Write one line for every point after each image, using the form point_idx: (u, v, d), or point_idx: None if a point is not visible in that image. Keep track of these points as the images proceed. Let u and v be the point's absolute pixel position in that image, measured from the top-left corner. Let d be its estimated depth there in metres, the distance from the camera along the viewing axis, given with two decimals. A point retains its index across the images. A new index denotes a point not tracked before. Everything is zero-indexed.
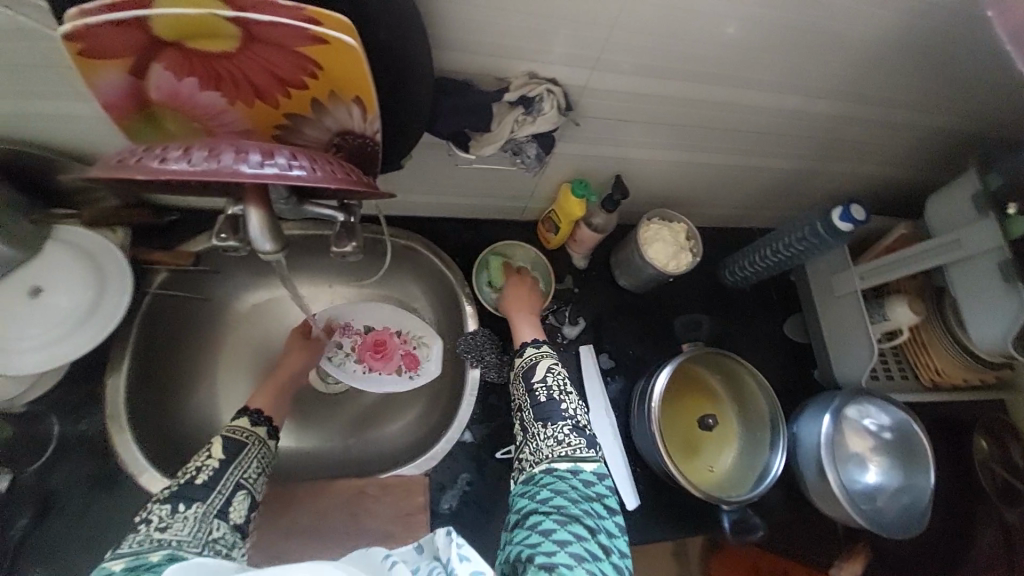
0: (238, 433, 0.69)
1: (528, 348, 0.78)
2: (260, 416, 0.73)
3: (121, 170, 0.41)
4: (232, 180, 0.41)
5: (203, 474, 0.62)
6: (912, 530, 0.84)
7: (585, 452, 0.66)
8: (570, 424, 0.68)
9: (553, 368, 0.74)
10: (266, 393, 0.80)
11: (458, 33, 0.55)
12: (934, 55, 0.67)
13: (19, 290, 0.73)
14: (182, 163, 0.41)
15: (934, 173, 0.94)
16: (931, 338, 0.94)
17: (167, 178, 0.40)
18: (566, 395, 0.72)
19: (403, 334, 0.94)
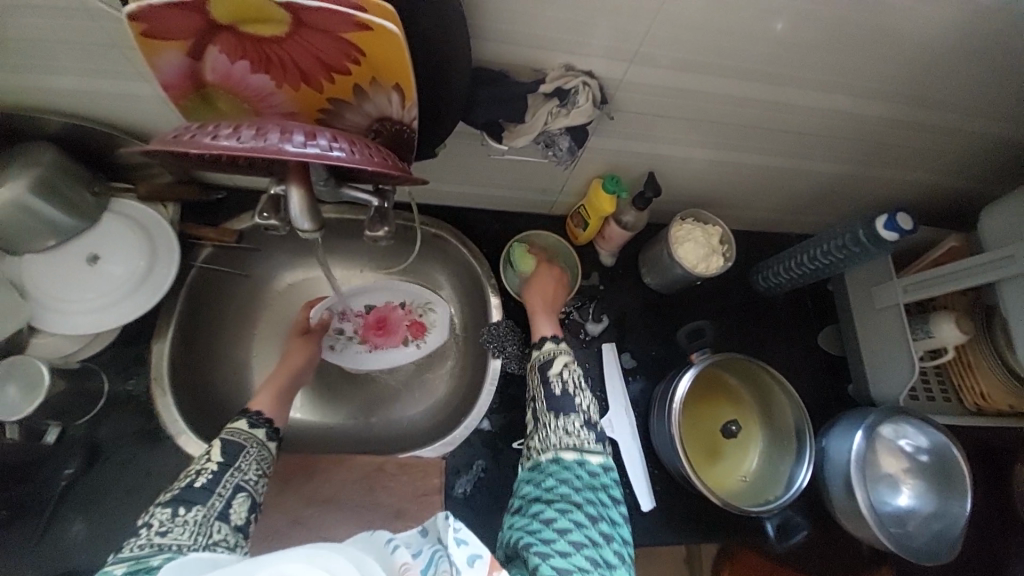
0: (237, 436, 0.67)
1: (547, 343, 0.78)
2: (259, 417, 0.71)
3: (176, 145, 0.43)
4: (277, 158, 0.43)
5: (203, 477, 0.60)
6: (940, 559, 0.80)
7: (592, 445, 0.66)
8: (581, 418, 0.68)
9: (569, 364, 0.74)
10: (272, 390, 0.79)
11: (498, 24, 0.56)
12: (1003, 55, 0.63)
13: (79, 256, 0.79)
14: (231, 140, 0.44)
15: (994, 183, 0.89)
16: (977, 360, 0.88)
17: (217, 153, 0.43)
18: (582, 391, 0.71)
19: (405, 307, 1.00)
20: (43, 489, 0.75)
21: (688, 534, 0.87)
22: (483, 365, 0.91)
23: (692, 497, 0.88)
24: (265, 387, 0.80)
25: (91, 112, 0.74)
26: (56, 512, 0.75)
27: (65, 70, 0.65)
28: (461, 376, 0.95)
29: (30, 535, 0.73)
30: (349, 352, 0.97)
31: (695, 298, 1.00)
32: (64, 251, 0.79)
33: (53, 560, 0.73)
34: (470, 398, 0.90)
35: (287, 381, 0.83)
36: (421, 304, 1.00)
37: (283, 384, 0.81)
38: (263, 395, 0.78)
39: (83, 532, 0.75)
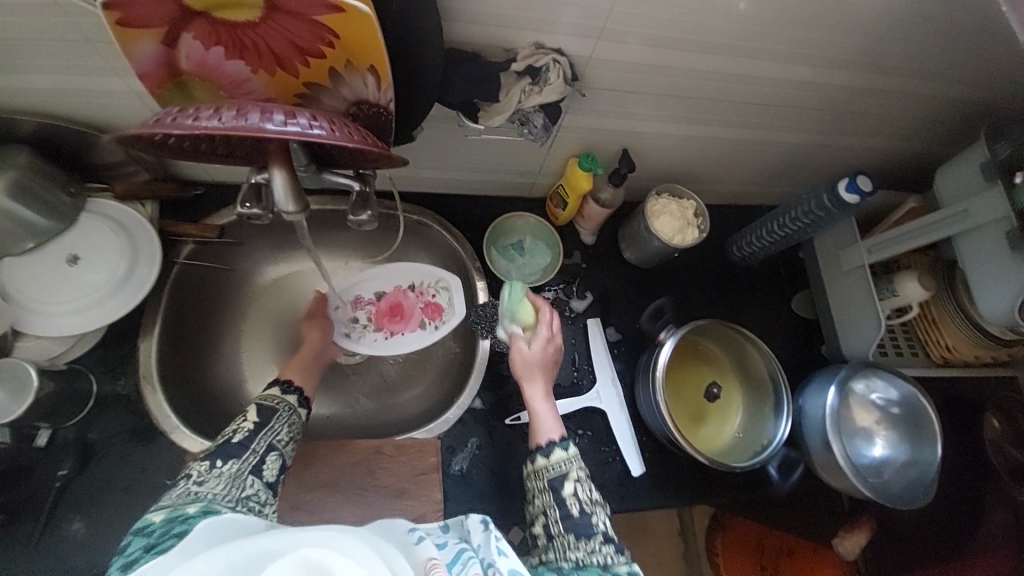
0: (270, 400, 0.73)
1: (556, 450, 0.68)
2: (290, 386, 0.77)
3: (159, 128, 0.45)
4: (258, 136, 0.45)
5: (239, 435, 0.67)
6: (916, 503, 0.84)
7: (616, 560, 0.61)
8: (603, 535, 0.62)
9: (583, 477, 0.66)
10: (294, 367, 0.83)
11: (468, 5, 0.58)
12: (948, 22, 0.67)
13: (59, 257, 0.79)
14: (214, 122, 0.45)
15: (948, 146, 0.94)
16: (941, 314, 0.93)
17: (199, 134, 0.44)
18: (598, 508, 0.64)
19: (418, 289, 0.98)
20: (38, 491, 0.75)
21: (678, 496, 0.90)
22: (472, 346, 0.93)
23: (680, 461, 0.92)
24: (295, 361, 0.84)
25: (63, 111, 0.73)
26: (55, 512, 0.75)
27: (35, 68, 0.65)
28: (451, 358, 0.97)
29: (30, 534, 0.74)
30: (367, 340, 0.96)
31: (674, 271, 1.04)
32: (44, 254, 0.79)
33: (56, 560, 0.74)
34: (462, 379, 0.92)
35: (312, 358, 0.86)
36: (434, 283, 0.97)
37: (304, 363, 0.84)
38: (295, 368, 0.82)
39: (83, 531, 0.75)
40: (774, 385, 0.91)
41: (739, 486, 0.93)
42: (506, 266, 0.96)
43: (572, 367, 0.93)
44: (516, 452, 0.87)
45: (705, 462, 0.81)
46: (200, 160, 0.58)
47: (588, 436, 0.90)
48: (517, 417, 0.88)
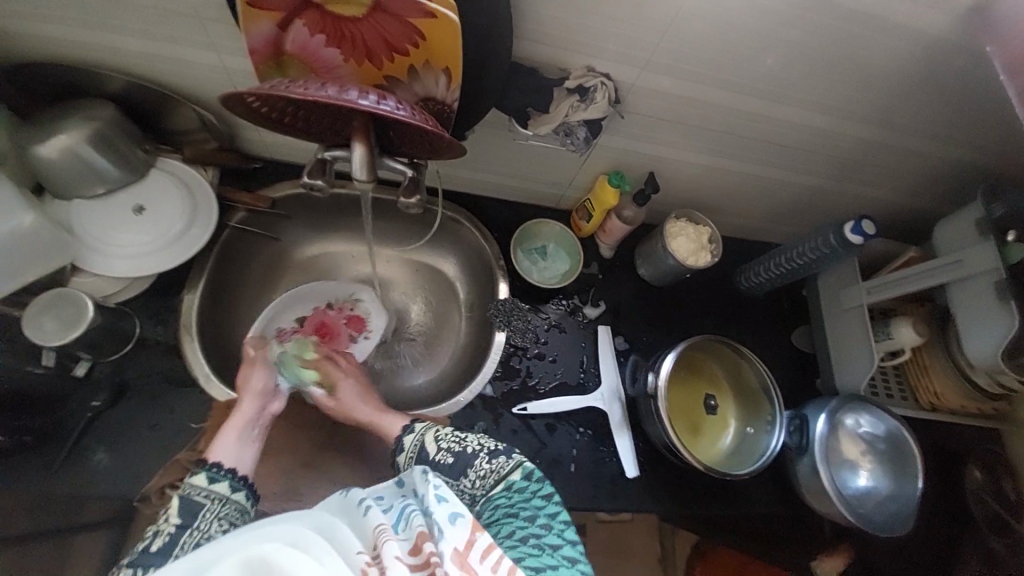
0: (196, 494, 0.63)
1: (404, 437, 0.76)
2: (220, 469, 0.67)
3: (276, 90, 0.54)
4: (357, 108, 0.54)
5: (159, 540, 0.58)
6: (893, 532, 0.89)
7: (507, 466, 0.69)
8: (483, 454, 0.71)
9: (437, 433, 0.74)
10: (229, 431, 0.73)
11: (537, 27, 0.66)
12: (951, 90, 0.75)
13: (125, 205, 0.86)
14: (322, 92, 0.55)
15: (945, 204, 1.02)
16: (931, 361, 0.99)
17: (310, 99, 0.53)
18: (466, 439, 0.73)
19: (335, 306, 1.03)
20: (68, 419, 0.79)
21: (668, 503, 0.94)
22: (488, 336, 0.99)
23: (672, 469, 0.96)
24: (225, 429, 0.73)
25: (149, 74, 0.80)
26: (81, 440, 0.79)
27: (138, 33, 0.72)
28: (469, 348, 1.03)
29: (53, 461, 0.77)
30: None
31: (682, 292, 1.10)
32: (111, 201, 0.86)
33: (76, 487, 0.77)
34: (476, 367, 0.98)
35: (250, 408, 0.77)
36: (348, 299, 1.04)
37: (241, 420, 0.75)
38: (225, 439, 0.72)
39: (105, 462, 0.79)
40: (767, 397, 0.96)
41: (725, 501, 0.97)
42: (529, 269, 1.02)
43: (579, 368, 0.99)
44: (520, 441, 0.91)
45: (701, 469, 0.85)
46: (283, 128, 0.65)
47: (589, 435, 0.95)
48: (524, 407, 0.93)
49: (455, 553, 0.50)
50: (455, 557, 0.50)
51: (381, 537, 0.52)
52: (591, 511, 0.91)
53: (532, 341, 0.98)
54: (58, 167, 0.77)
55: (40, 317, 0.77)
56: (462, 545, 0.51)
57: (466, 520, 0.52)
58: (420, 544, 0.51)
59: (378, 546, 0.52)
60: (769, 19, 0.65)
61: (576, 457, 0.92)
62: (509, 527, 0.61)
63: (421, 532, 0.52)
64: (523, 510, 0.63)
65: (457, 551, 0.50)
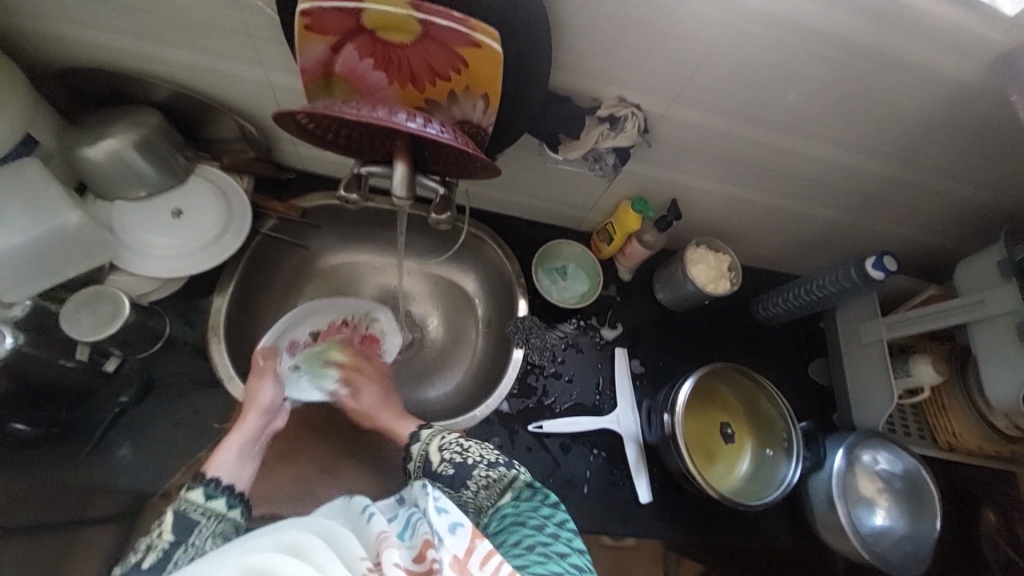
0: (193, 511, 0.62)
1: (415, 443, 0.77)
2: (217, 485, 0.66)
3: (328, 110, 0.57)
4: (405, 131, 0.57)
5: (151, 556, 0.58)
6: (911, 574, 0.87)
7: (508, 474, 0.68)
8: (484, 464, 0.70)
9: (441, 442, 0.75)
10: (227, 445, 0.72)
11: (575, 59, 0.69)
12: (978, 134, 0.76)
13: (165, 208, 0.89)
14: (372, 114, 0.58)
15: (967, 243, 1.02)
16: (952, 402, 0.97)
17: (361, 121, 0.56)
18: (467, 449, 0.72)
19: (350, 323, 1.02)
20: (97, 412, 0.82)
21: (680, 531, 0.93)
22: (506, 353, 1.00)
23: (685, 496, 0.95)
24: (226, 443, 0.72)
25: (195, 85, 0.83)
26: (107, 434, 0.81)
27: (189, 47, 0.75)
28: (486, 364, 1.04)
29: (78, 453, 0.79)
30: None
31: (699, 318, 1.11)
32: (151, 203, 0.89)
33: (99, 479, 0.79)
34: (492, 383, 0.99)
35: (253, 424, 0.77)
36: (364, 316, 1.04)
37: (244, 433, 0.75)
38: (226, 452, 0.71)
39: (128, 457, 0.81)
40: (782, 427, 0.96)
41: (738, 532, 0.96)
42: (549, 288, 1.03)
43: (595, 390, 0.99)
44: (534, 459, 0.91)
45: (715, 497, 0.85)
46: (326, 144, 0.68)
47: (603, 457, 0.94)
48: (539, 425, 0.93)
49: (454, 561, 0.49)
50: (455, 564, 0.49)
51: (382, 544, 0.50)
52: (601, 535, 0.90)
53: (549, 360, 0.99)
54: (103, 169, 0.80)
55: (77, 313, 0.79)
56: (461, 551, 0.49)
57: (467, 529, 0.51)
58: (423, 552, 0.50)
59: (379, 552, 0.50)
60: (799, 59, 0.67)
61: (588, 479, 0.92)
62: (516, 534, 0.59)
63: (425, 539, 0.52)
64: (531, 519, 0.61)
65: (456, 559, 0.49)
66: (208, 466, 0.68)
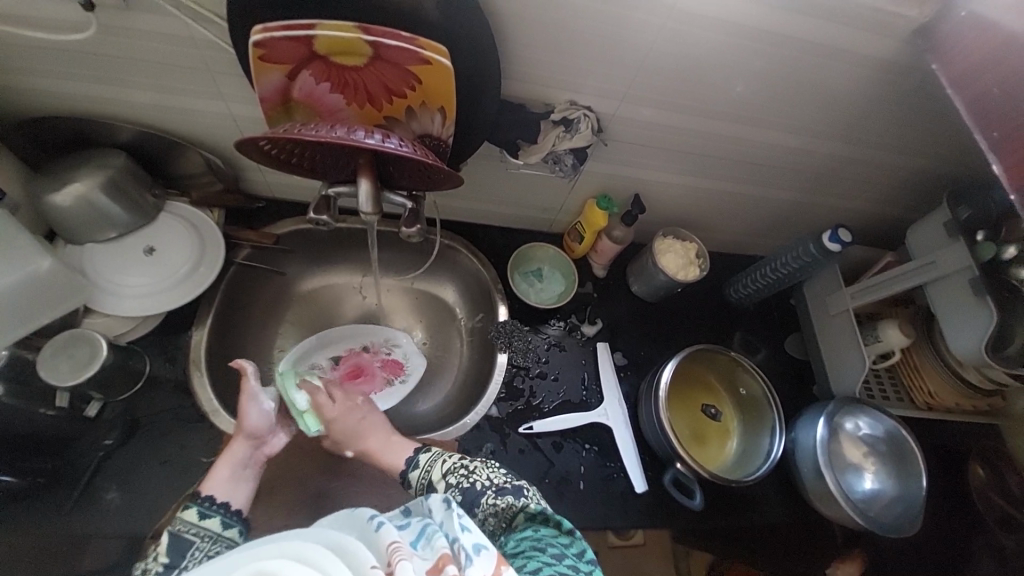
0: (186, 532, 0.67)
1: (420, 456, 0.80)
2: (211, 504, 0.72)
3: (288, 135, 0.59)
4: (364, 148, 0.59)
5: None
6: (904, 533, 0.89)
7: (518, 501, 0.69)
8: (491, 491, 0.71)
9: (443, 462, 0.77)
10: (222, 462, 0.76)
11: (523, 68, 0.72)
12: (909, 108, 0.81)
13: (135, 247, 0.89)
14: (331, 134, 0.60)
15: (917, 209, 1.07)
16: (922, 362, 1.02)
17: (321, 142, 0.58)
18: (476, 473, 0.74)
19: (370, 349, 1.07)
20: (81, 457, 0.80)
21: (677, 516, 0.95)
22: (491, 359, 1.02)
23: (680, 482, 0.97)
24: (217, 465, 0.76)
25: (159, 123, 0.84)
26: (93, 479, 0.80)
27: (151, 87, 0.77)
28: (472, 370, 1.06)
29: (66, 501, 0.78)
30: None
31: (675, 306, 1.14)
32: (121, 244, 0.89)
33: (86, 527, 0.77)
34: (480, 389, 1.00)
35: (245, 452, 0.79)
36: (384, 343, 1.08)
37: (239, 455, 0.78)
38: (217, 473, 0.75)
39: (118, 500, 0.79)
40: (765, 404, 1.00)
41: (735, 510, 0.98)
42: (526, 292, 1.05)
43: (581, 386, 1.01)
44: (527, 460, 0.92)
45: (705, 477, 0.88)
46: (292, 168, 0.70)
47: (595, 450, 0.96)
48: (530, 426, 0.94)
49: None
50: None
51: (395, 555, 0.51)
52: (602, 528, 0.91)
53: (533, 361, 1.01)
54: (71, 214, 0.81)
55: (55, 359, 0.78)
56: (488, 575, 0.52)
57: (491, 554, 0.54)
58: (441, 565, 0.51)
59: (392, 563, 0.50)
60: (732, 51, 0.71)
61: (584, 474, 0.93)
62: (534, 560, 0.58)
63: (445, 554, 0.53)
64: (550, 547, 0.60)
65: None
66: (204, 482, 0.74)
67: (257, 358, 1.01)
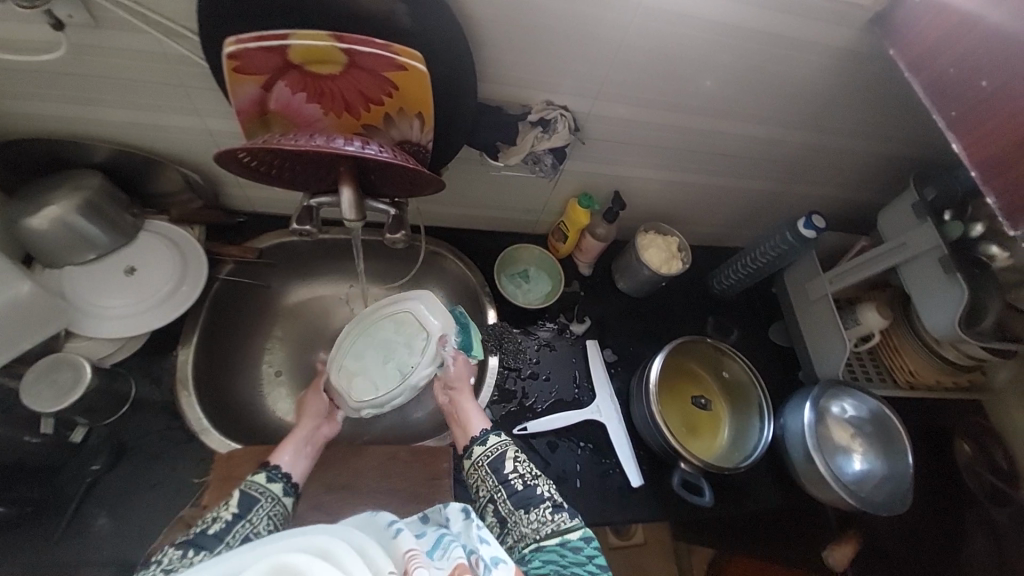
0: (253, 489, 0.70)
1: (490, 436, 0.80)
2: (277, 472, 0.73)
3: (267, 144, 0.59)
4: (343, 155, 0.59)
5: (216, 525, 0.65)
6: (895, 511, 0.91)
7: (569, 523, 0.70)
8: (549, 503, 0.72)
9: (517, 454, 0.78)
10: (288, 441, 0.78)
11: (498, 71, 0.73)
12: (873, 95, 0.84)
13: (116, 268, 0.88)
14: (310, 143, 0.60)
15: (887, 193, 1.11)
16: (901, 342, 1.04)
17: (299, 150, 0.58)
18: (538, 479, 0.76)
19: None
20: (66, 485, 0.78)
21: (675, 507, 0.95)
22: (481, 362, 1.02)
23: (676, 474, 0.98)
24: (284, 442, 0.78)
25: (135, 141, 0.83)
26: (80, 506, 0.78)
27: (126, 105, 0.76)
28: None
29: (52, 531, 0.75)
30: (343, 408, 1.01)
31: (660, 299, 1.15)
32: (101, 265, 0.88)
33: (74, 557, 0.75)
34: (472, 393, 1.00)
35: (306, 433, 0.81)
36: None
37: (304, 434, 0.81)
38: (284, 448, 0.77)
39: (107, 527, 0.77)
40: (752, 390, 1.02)
41: (731, 498, 0.99)
42: (512, 294, 1.06)
43: (573, 384, 1.02)
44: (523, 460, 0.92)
45: (699, 466, 0.90)
46: (273, 180, 0.70)
47: (590, 447, 0.96)
48: (524, 427, 0.94)
49: None
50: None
51: (412, 563, 0.52)
52: (602, 524, 0.91)
53: (524, 362, 1.02)
54: (48, 237, 0.79)
55: (36, 386, 0.76)
56: None
57: (509, 567, 0.56)
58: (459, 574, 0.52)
59: (409, 570, 0.52)
60: (701, 47, 0.73)
61: (580, 472, 0.94)
62: None
63: (461, 562, 0.54)
64: (574, 569, 0.65)
65: None
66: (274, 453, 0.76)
67: (245, 375, 1.00)
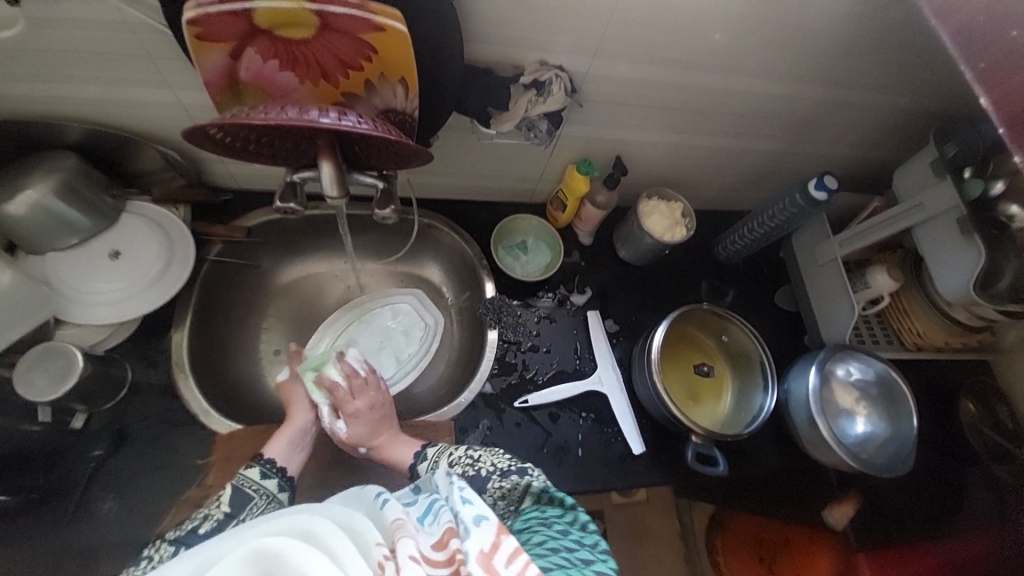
0: (247, 487, 0.71)
1: (421, 464, 0.78)
2: (271, 466, 0.75)
3: (235, 119, 0.55)
4: (317, 128, 0.55)
5: (205, 525, 0.66)
6: (896, 472, 0.91)
7: (522, 479, 0.69)
8: (496, 476, 0.71)
9: (451, 454, 0.76)
10: (277, 438, 0.80)
11: (487, 29, 0.68)
12: (894, 44, 0.78)
13: (101, 252, 0.85)
14: (282, 115, 0.56)
15: (904, 150, 1.05)
16: (910, 304, 1.01)
17: (270, 124, 0.54)
18: (480, 462, 0.73)
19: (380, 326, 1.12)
20: (72, 470, 0.79)
21: (677, 474, 0.96)
22: (481, 336, 1.01)
23: (678, 442, 0.98)
24: (275, 437, 0.80)
25: (106, 118, 0.79)
26: (87, 490, 0.79)
27: (91, 80, 0.71)
28: (465, 348, 1.05)
29: (63, 514, 0.77)
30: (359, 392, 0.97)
31: (664, 267, 1.12)
32: (86, 249, 0.85)
33: (86, 538, 0.77)
34: (473, 367, 0.99)
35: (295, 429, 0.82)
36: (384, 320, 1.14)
37: (294, 427, 0.82)
38: (274, 445, 0.79)
39: (115, 509, 0.79)
40: (756, 357, 1.00)
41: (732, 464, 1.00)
42: (510, 267, 1.03)
43: (574, 356, 1.01)
44: (525, 433, 0.92)
45: (701, 434, 0.89)
46: (250, 155, 0.67)
47: (591, 418, 0.96)
48: (525, 400, 0.94)
49: (480, 554, 0.51)
50: (481, 558, 0.51)
51: (398, 533, 0.55)
52: (604, 493, 0.92)
53: (523, 335, 1.00)
54: (26, 223, 0.77)
55: (29, 375, 0.76)
56: (487, 546, 0.51)
57: (490, 524, 0.53)
58: (445, 540, 0.53)
59: (395, 541, 0.54)
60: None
61: (582, 443, 0.94)
62: (539, 535, 0.60)
63: (447, 528, 0.54)
64: (555, 523, 0.62)
65: (483, 552, 0.51)
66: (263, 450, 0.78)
67: (244, 355, 0.99)
